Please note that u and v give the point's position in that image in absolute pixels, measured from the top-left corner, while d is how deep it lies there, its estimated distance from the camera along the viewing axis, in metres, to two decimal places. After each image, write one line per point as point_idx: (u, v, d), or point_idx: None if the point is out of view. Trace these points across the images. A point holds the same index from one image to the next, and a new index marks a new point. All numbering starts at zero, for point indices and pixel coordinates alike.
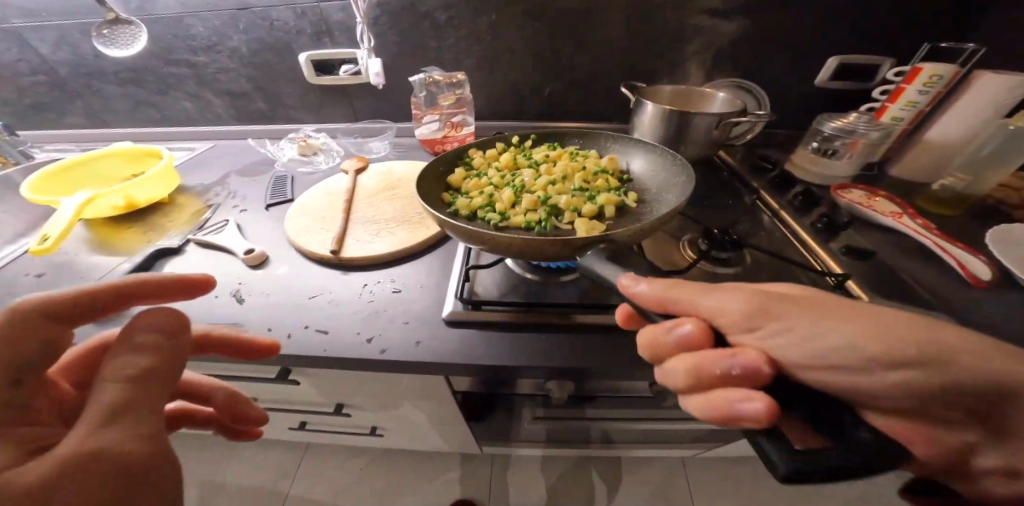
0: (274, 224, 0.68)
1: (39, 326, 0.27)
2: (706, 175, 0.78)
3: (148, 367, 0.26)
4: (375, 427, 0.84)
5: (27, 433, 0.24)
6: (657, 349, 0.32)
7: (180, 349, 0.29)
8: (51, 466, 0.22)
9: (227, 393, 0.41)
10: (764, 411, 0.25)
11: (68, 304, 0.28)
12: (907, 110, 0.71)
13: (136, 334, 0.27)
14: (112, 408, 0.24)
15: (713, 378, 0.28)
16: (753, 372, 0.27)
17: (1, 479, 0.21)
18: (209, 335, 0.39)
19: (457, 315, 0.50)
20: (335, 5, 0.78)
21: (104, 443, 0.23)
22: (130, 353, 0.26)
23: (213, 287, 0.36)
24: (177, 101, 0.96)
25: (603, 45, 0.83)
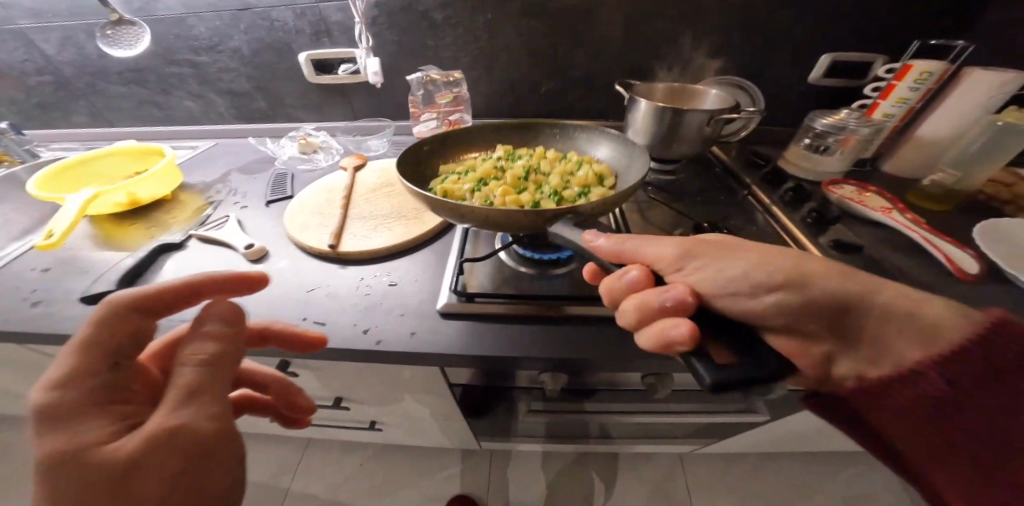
0: (274, 220, 0.69)
1: (121, 317, 0.29)
2: (701, 171, 0.79)
3: (214, 354, 0.30)
4: (374, 422, 0.85)
5: (125, 410, 0.28)
6: (611, 294, 0.38)
7: (241, 336, 0.32)
8: (142, 439, 0.25)
9: (282, 385, 0.44)
10: (687, 334, 0.31)
11: (145, 298, 0.30)
12: (898, 106, 0.71)
13: (205, 322, 0.31)
14: (188, 390, 0.28)
15: (649, 309, 0.35)
16: (680, 304, 0.33)
17: (106, 448, 0.25)
18: (270, 327, 0.41)
19: (451, 308, 0.51)
20: (334, 5, 0.79)
21: (182, 421, 0.27)
22: (197, 341, 0.30)
23: (265, 284, 0.36)
24: (180, 101, 0.98)
25: (599, 43, 0.84)
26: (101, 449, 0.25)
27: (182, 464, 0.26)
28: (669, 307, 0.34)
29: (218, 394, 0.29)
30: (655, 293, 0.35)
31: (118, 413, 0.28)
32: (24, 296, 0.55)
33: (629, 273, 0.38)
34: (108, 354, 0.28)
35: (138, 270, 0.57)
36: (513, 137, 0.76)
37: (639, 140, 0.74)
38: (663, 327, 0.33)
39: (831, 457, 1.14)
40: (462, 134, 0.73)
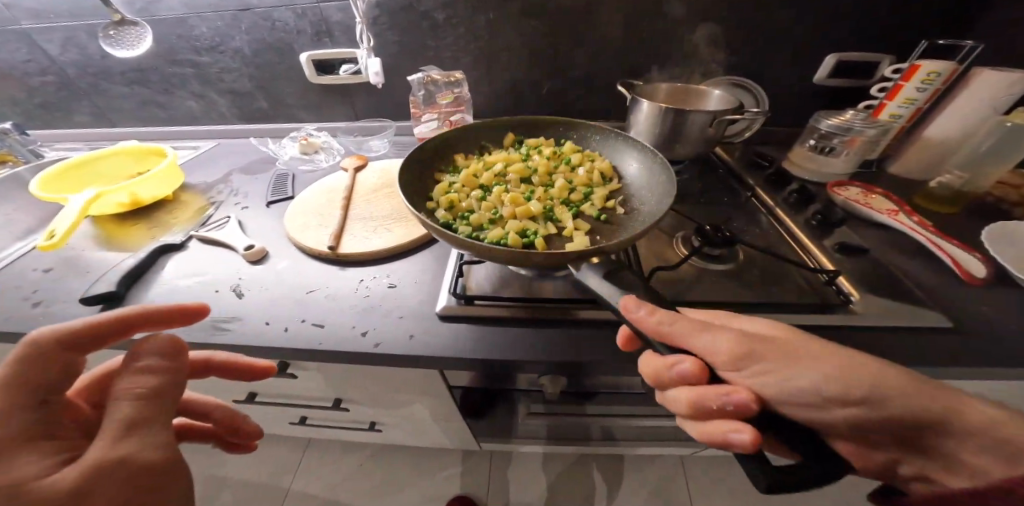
0: (275, 220, 0.69)
1: (50, 355, 0.31)
2: (704, 172, 0.78)
3: (155, 386, 0.31)
4: (374, 422, 0.85)
5: (58, 444, 0.28)
6: (657, 377, 0.34)
7: (181, 370, 0.33)
8: (82, 470, 0.26)
9: (226, 411, 0.44)
10: (750, 446, 0.28)
11: (76, 334, 0.32)
12: (905, 107, 0.71)
13: (140, 359, 0.31)
14: (126, 421, 0.29)
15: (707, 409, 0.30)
16: (743, 408, 0.29)
17: (42, 481, 0.25)
18: (211, 360, 0.42)
19: (449, 310, 0.51)
20: (334, 5, 0.79)
21: (125, 450, 0.28)
22: (134, 375, 0.31)
23: (207, 313, 0.40)
24: (182, 101, 0.98)
25: (602, 42, 0.83)
26: (38, 481, 0.25)
27: (126, 489, 0.26)
28: (729, 411, 0.29)
29: (159, 425, 0.30)
30: (713, 394, 0.30)
31: (51, 448, 0.28)
32: (25, 296, 0.55)
33: (678, 365, 0.32)
34: (41, 392, 0.30)
35: (139, 270, 0.57)
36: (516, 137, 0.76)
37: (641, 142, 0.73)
38: (720, 430, 0.29)
39: None
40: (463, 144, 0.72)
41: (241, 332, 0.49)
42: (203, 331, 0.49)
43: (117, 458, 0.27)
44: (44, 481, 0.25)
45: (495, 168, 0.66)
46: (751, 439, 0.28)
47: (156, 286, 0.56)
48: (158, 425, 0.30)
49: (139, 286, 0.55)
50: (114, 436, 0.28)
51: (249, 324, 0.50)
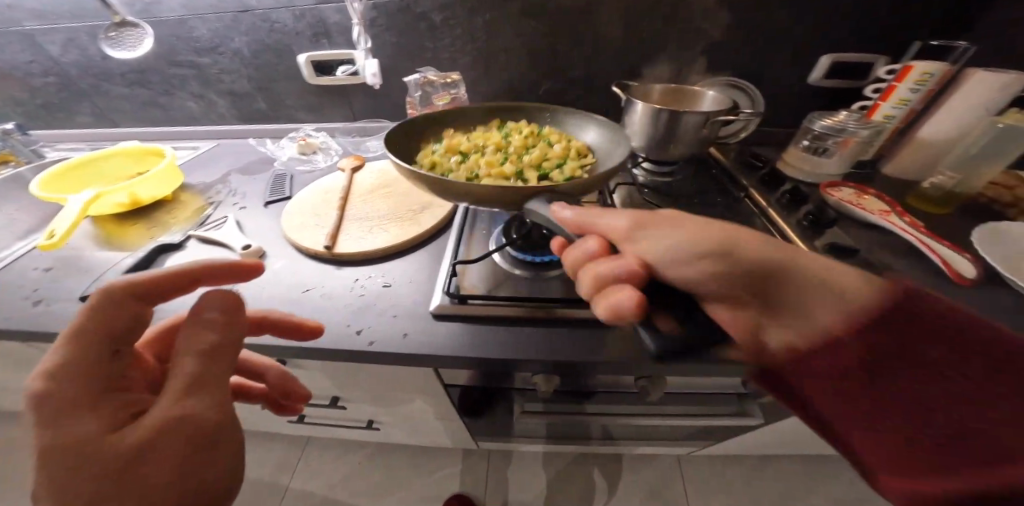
0: (273, 220, 0.70)
1: (123, 305, 0.31)
2: (699, 173, 0.79)
3: (215, 343, 0.31)
4: (371, 421, 0.86)
5: (128, 398, 0.30)
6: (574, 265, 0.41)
7: (240, 328, 0.33)
8: (147, 428, 0.27)
9: (281, 371, 0.47)
10: (632, 300, 0.34)
11: (141, 285, 0.32)
12: (899, 108, 0.71)
13: (204, 312, 0.32)
14: (189, 380, 0.29)
15: (605, 280, 0.38)
16: (632, 273, 0.37)
17: (111, 437, 0.27)
18: (267, 316, 0.44)
19: (443, 309, 0.51)
20: (332, 6, 0.80)
21: (185, 410, 0.28)
22: (195, 332, 0.31)
23: (261, 270, 0.39)
24: (182, 102, 0.99)
25: (598, 43, 0.84)
26: (106, 438, 0.27)
27: (185, 449, 0.27)
28: (621, 276, 0.37)
29: (219, 383, 0.30)
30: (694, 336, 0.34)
31: (121, 402, 0.29)
32: (26, 295, 0.55)
33: (587, 246, 0.40)
34: (111, 341, 0.30)
35: (137, 270, 0.57)
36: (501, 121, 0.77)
37: (636, 142, 0.74)
38: (611, 294, 0.36)
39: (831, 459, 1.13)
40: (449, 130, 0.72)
41: None
42: None
43: (177, 417, 0.28)
44: (117, 435, 0.27)
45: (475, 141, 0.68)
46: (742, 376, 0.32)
47: None
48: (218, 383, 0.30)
49: None
50: (176, 394, 0.29)
51: None
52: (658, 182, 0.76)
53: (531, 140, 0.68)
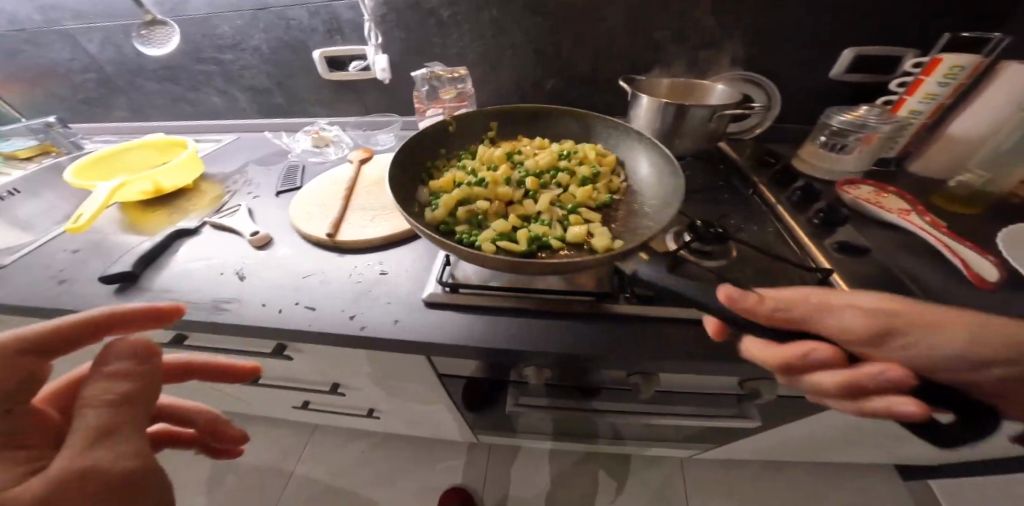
0: (283, 210, 0.72)
1: (11, 360, 0.29)
2: (708, 169, 0.76)
3: (126, 393, 0.28)
4: (373, 409, 0.88)
5: (28, 457, 0.26)
6: (786, 369, 0.33)
7: (155, 374, 0.30)
8: (48, 480, 0.24)
9: (208, 416, 0.43)
10: (920, 411, 0.28)
11: (41, 338, 0.30)
12: (926, 103, 0.67)
13: (109, 362, 0.29)
14: (94, 431, 0.26)
15: (865, 388, 0.30)
16: (900, 381, 0.29)
17: (3, 493, 0.23)
18: (192, 362, 0.43)
19: (435, 297, 0.52)
20: (345, 4, 0.82)
21: (94, 459, 0.25)
22: (105, 384, 0.28)
23: (180, 314, 0.36)
24: (208, 97, 1.03)
25: (607, 38, 0.82)
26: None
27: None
28: (885, 386, 0.30)
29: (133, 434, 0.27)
30: (862, 374, 0.30)
31: (19, 459, 0.26)
32: (53, 274, 0.60)
33: (813, 353, 0.32)
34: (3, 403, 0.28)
35: (154, 254, 0.61)
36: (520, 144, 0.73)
37: (642, 138, 0.72)
38: (890, 407, 0.29)
39: (845, 469, 1.08)
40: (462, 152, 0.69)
41: (238, 312, 0.52)
42: (205, 311, 0.53)
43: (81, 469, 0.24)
44: (10, 490, 0.23)
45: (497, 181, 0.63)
46: (921, 410, 0.28)
47: (169, 268, 0.59)
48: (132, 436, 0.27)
49: (154, 268, 0.59)
50: (79, 449, 0.25)
51: (246, 305, 0.53)
52: None
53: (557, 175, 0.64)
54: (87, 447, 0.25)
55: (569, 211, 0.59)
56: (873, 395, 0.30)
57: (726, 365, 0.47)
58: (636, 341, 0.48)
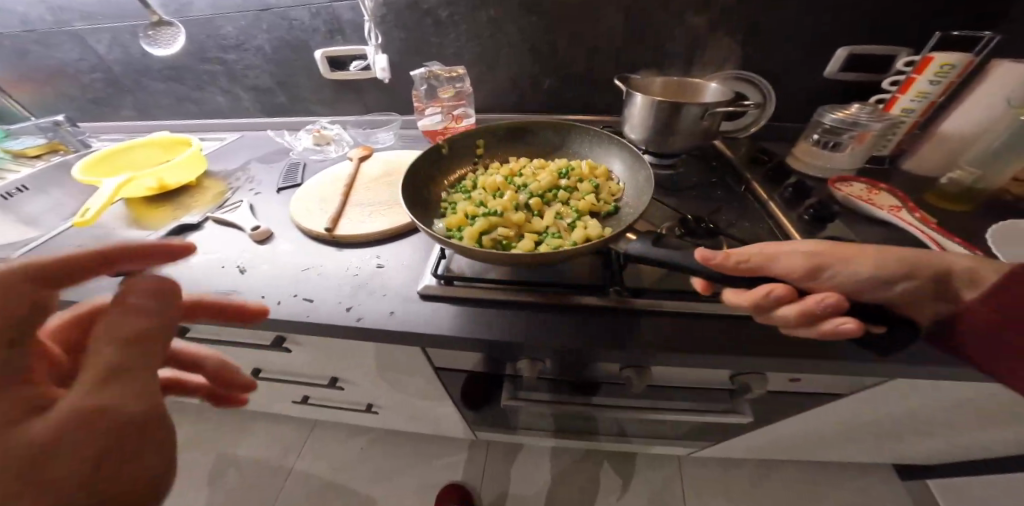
0: (283, 206, 0.74)
1: (20, 287, 0.25)
2: (703, 166, 0.77)
3: (141, 331, 0.28)
4: (371, 404, 0.89)
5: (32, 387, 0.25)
6: (755, 308, 0.40)
7: (171, 315, 0.30)
8: (57, 416, 0.23)
9: (219, 361, 0.43)
10: (857, 329, 0.37)
11: (50, 267, 0.27)
12: (918, 101, 0.67)
13: (129, 298, 0.29)
14: (105, 369, 0.26)
15: (817, 316, 0.38)
16: (839, 307, 0.37)
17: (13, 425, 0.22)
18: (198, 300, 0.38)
19: (430, 290, 0.53)
20: (345, 5, 0.84)
21: (102, 400, 0.25)
22: (125, 318, 0.28)
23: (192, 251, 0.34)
24: (212, 96, 1.05)
25: (603, 38, 0.84)
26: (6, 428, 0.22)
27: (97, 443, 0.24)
28: (831, 311, 0.37)
29: (147, 378, 0.27)
30: (814, 303, 0.37)
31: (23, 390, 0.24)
32: None
33: (775, 293, 0.38)
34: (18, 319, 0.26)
35: None
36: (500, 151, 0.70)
37: (637, 136, 0.73)
38: (830, 328, 0.38)
39: (843, 468, 1.08)
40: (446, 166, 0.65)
41: (238, 303, 0.53)
42: (206, 302, 0.54)
43: (96, 406, 0.24)
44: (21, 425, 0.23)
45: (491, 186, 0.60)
46: (856, 326, 0.37)
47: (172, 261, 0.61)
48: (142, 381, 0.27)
49: None
50: (94, 386, 0.25)
51: (246, 297, 0.54)
52: (660, 175, 0.75)
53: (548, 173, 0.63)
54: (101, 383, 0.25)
55: (571, 223, 0.55)
56: (822, 320, 0.38)
57: (714, 357, 0.48)
58: (626, 333, 0.49)
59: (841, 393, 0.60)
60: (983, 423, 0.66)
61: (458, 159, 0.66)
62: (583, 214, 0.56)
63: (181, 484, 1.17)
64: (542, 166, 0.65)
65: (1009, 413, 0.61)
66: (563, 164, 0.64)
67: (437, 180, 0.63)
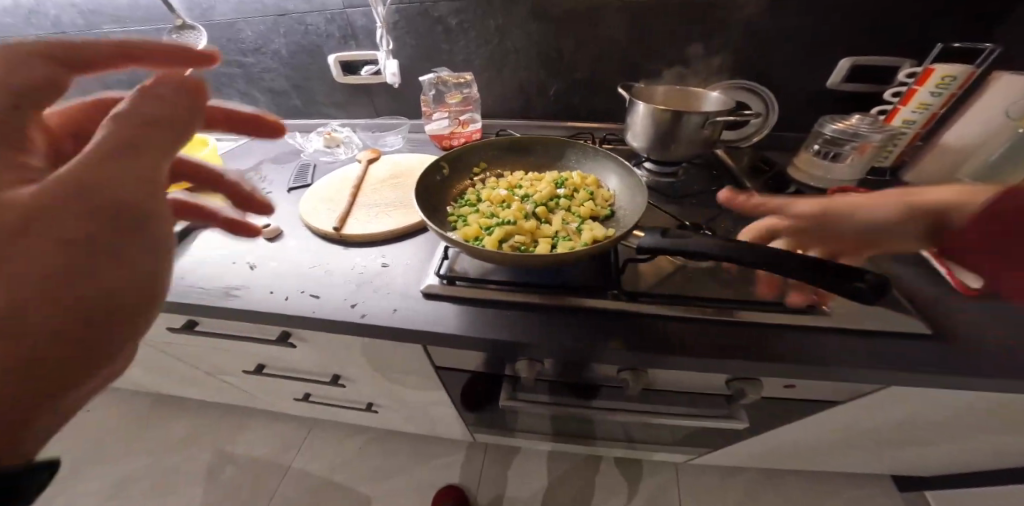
0: (294, 204, 0.76)
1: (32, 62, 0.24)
2: (704, 175, 0.78)
3: (155, 117, 0.25)
4: (371, 403, 0.91)
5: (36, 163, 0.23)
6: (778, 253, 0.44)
7: (196, 114, 0.27)
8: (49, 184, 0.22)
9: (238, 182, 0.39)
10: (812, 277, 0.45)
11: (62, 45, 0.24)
12: (919, 112, 0.68)
13: (153, 86, 0.26)
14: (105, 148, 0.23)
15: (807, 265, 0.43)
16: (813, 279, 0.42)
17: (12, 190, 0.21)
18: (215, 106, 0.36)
19: (433, 289, 0.55)
20: (359, 10, 0.87)
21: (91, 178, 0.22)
22: (140, 101, 0.25)
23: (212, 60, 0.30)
24: (230, 98, 1.09)
25: (609, 47, 0.85)
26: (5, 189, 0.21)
27: (83, 223, 0.21)
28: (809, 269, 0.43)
29: (148, 170, 0.24)
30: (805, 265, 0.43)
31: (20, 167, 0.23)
32: None
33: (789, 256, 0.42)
34: (12, 101, 0.23)
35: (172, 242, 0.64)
36: (494, 162, 0.69)
37: (640, 144, 0.74)
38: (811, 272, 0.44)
39: (840, 479, 1.08)
40: (447, 177, 0.64)
41: (248, 298, 0.55)
42: (218, 296, 0.56)
43: (81, 186, 0.22)
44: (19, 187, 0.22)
45: (494, 198, 0.60)
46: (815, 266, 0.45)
47: (187, 256, 0.63)
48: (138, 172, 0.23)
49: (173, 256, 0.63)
50: (93, 162, 0.22)
51: (256, 291, 0.56)
52: (661, 183, 0.76)
53: (548, 183, 0.62)
54: (102, 161, 0.23)
55: (579, 227, 0.55)
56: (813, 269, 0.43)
57: (708, 361, 0.49)
58: (623, 335, 0.51)
59: (834, 401, 0.61)
60: (979, 434, 0.66)
61: (457, 173, 0.66)
62: (587, 218, 0.57)
63: (184, 479, 1.19)
64: (539, 178, 0.65)
65: (1006, 425, 0.61)
66: (558, 175, 0.64)
67: (438, 191, 0.62)
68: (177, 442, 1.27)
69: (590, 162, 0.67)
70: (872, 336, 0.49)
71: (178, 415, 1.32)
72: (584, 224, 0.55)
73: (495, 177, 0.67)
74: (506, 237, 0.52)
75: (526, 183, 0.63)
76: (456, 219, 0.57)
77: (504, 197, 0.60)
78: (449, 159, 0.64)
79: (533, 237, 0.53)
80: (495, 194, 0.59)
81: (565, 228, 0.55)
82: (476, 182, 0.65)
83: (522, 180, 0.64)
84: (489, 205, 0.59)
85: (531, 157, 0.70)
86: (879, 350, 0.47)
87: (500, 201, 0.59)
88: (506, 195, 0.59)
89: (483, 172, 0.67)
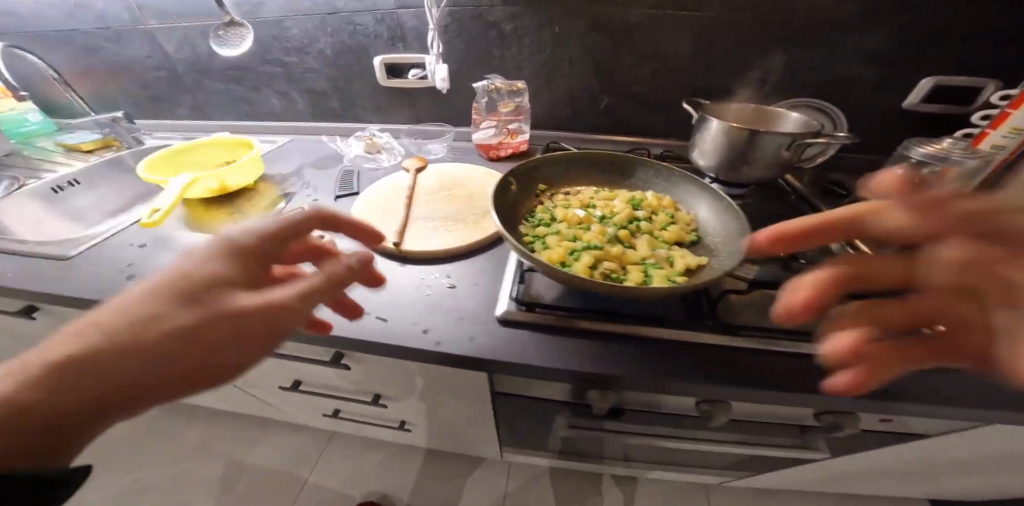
0: (344, 213, 0.73)
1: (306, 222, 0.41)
2: (773, 196, 0.74)
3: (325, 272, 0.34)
4: (404, 421, 0.87)
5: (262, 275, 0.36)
6: None
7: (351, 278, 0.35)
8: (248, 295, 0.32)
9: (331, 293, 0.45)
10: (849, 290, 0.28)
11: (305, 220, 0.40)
12: (1012, 137, 0.64)
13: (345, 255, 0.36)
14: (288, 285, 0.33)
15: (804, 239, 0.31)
16: None
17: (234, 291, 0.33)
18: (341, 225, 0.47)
19: (510, 314, 0.51)
20: (410, 12, 0.84)
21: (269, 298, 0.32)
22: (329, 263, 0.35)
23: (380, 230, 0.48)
24: (267, 98, 1.04)
25: (672, 57, 0.81)
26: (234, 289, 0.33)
27: (238, 323, 0.31)
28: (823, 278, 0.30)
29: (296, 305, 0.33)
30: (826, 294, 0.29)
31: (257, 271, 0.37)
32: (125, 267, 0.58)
33: None
34: (271, 243, 0.38)
35: None
36: (560, 179, 0.66)
37: (708, 162, 0.71)
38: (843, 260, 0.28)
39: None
40: (517, 194, 0.60)
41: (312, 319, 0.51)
42: None
43: (256, 303, 0.32)
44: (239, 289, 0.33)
45: (570, 219, 0.56)
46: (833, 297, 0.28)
47: None
48: (290, 326, 0.32)
49: None
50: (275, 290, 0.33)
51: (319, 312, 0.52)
52: None
53: (623, 204, 0.59)
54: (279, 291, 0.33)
55: (667, 253, 0.52)
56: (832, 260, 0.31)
57: (816, 399, 0.45)
58: (722, 372, 0.46)
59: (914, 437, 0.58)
60: None
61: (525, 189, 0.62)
62: (673, 243, 0.53)
63: (202, 488, 1.15)
64: (610, 197, 0.62)
65: None
66: (632, 195, 0.61)
67: (510, 208, 0.58)
68: (195, 450, 1.22)
69: (665, 182, 0.64)
70: (988, 381, 0.45)
71: (196, 421, 1.28)
72: (672, 251, 0.52)
73: (563, 195, 0.63)
74: (595, 263, 0.49)
75: (600, 203, 0.60)
76: (534, 239, 0.53)
77: (582, 218, 0.56)
78: (518, 175, 0.61)
79: (621, 264, 0.50)
80: (573, 215, 0.56)
81: (653, 254, 0.52)
82: (544, 200, 0.62)
83: (596, 200, 0.61)
84: (567, 226, 0.55)
85: (598, 173, 0.66)
86: (999, 397, 0.44)
87: (577, 223, 0.56)
88: (584, 216, 0.56)
89: (550, 190, 0.63)
